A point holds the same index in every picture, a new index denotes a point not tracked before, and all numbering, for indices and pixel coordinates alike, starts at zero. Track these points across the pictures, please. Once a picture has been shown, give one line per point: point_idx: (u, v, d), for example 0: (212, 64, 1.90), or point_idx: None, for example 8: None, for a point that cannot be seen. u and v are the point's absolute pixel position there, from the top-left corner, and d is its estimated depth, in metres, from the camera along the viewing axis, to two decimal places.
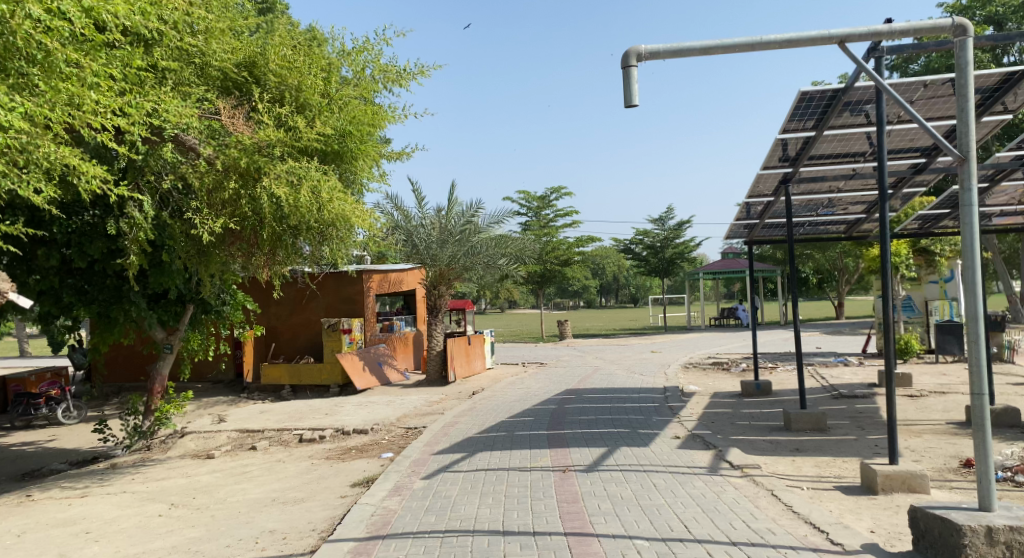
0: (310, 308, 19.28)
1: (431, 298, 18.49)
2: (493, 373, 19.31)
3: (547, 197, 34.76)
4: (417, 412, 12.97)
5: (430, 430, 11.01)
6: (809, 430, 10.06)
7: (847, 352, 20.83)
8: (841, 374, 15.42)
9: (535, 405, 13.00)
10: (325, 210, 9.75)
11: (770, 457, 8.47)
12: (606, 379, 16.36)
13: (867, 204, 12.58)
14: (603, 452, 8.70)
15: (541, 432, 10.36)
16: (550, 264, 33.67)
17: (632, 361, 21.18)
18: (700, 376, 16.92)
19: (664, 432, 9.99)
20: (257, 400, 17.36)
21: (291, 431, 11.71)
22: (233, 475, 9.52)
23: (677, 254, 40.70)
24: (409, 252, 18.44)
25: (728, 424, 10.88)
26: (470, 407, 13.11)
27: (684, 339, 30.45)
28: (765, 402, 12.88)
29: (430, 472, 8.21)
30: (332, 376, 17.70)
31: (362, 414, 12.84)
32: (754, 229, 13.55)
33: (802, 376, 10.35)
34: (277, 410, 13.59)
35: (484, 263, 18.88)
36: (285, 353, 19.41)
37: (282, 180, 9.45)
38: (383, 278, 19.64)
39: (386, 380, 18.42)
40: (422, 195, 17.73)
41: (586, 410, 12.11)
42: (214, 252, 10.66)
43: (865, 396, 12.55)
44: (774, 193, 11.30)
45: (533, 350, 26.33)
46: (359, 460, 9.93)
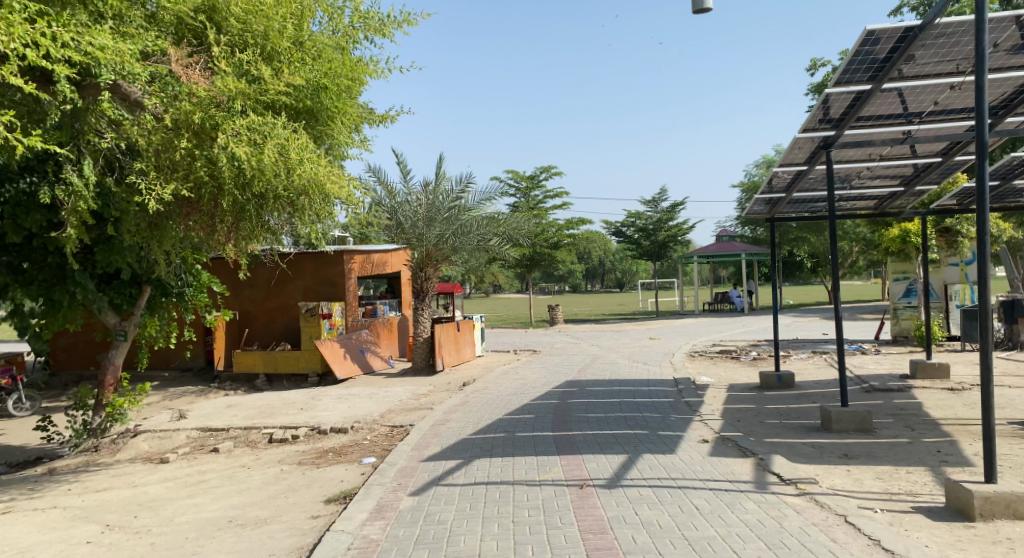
0: (287, 291, 17.81)
1: (417, 280, 17.08)
2: (485, 361, 18.00)
3: (536, 177, 33.34)
4: (404, 407, 11.60)
5: (419, 430, 9.67)
6: (854, 431, 8.82)
7: (858, 340, 19.68)
8: (864, 363, 14.21)
9: (535, 398, 11.69)
10: (293, 175, 8.30)
11: (821, 467, 7.20)
12: (609, 369, 15.08)
13: (906, 176, 11.27)
14: (624, 461, 7.38)
15: (545, 434, 9.03)
16: (540, 247, 32.37)
17: (633, 348, 19.93)
18: (709, 367, 15.66)
19: (688, 435, 8.72)
20: (227, 391, 15.94)
21: (260, 429, 10.31)
22: (188, 485, 8.12)
23: (670, 238, 39.41)
24: (394, 231, 17.06)
25: (756, 424, 9.62)
26: (463, 401, 11.79)
27: (680, 325, 29.22)
28: (790, 396, 11.66)
29: (420, 487, 6.88)
30: (310, 364, 16.30)
31: (341, 409, 11.47)
32: (778, 205, 12.24)
33: (844, 371, 9.10)
34: (246, 404, 12.17)
35: (475, 243, 17.50)
36: (259, 339, 17.97)
37: (243, 140, 7.96)
38: (365, 259, 18.20)
39: (369, 369, 17.03)
40: (407, 168, 16.25)
41: (593, 406, 10.80)
42: (169, 224, 9.02)
43: (901, 390, 11.34)
44: (810, 162, 9.97)
45: (524, 337, 25.03)
46: (337, 465, 8.57)
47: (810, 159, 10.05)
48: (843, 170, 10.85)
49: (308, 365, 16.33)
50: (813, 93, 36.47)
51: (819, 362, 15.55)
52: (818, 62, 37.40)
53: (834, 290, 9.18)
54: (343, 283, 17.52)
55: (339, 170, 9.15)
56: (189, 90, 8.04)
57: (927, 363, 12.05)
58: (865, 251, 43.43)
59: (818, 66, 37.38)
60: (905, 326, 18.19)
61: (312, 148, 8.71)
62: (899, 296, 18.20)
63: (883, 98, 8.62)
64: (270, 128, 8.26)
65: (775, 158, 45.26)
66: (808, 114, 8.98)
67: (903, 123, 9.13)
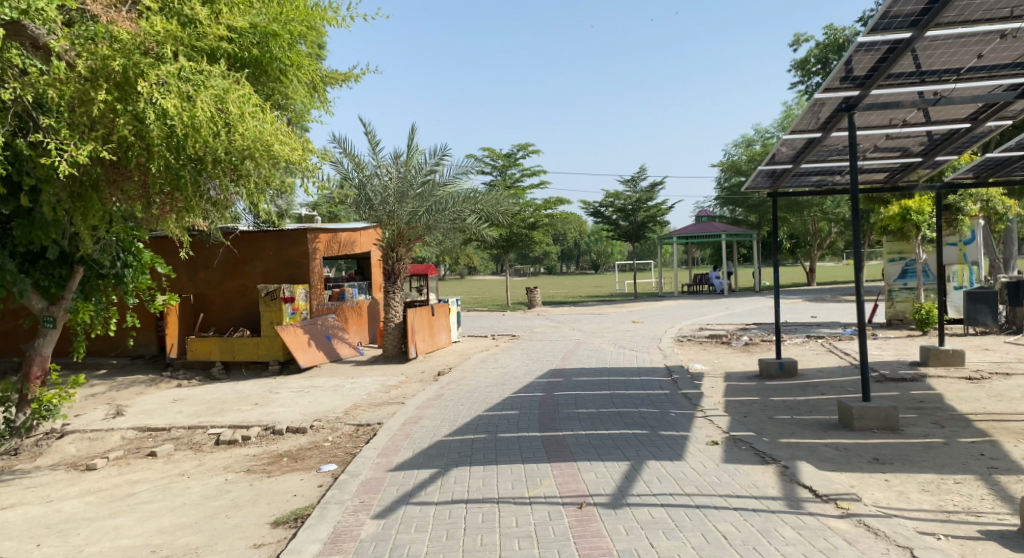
0: (246, 272, 16.49)
1: (388, 262, 15.89)
2: (461, 348, 16.89)
3: (513, 155, 32.07)
4: (372, 401, 10.44)
5: (387, 430, 8.51)
6: (878, 429, 7.84)
7: (850, 323, 18.83)
8: (867, 350, 13.31)
9: (516, 391, 10.60)
10: (235, 136, 7.06)
11: (856, 476, 6.18)
12: (595, 356, 14.02)
13: (926, 144, 10.30)
14: (627, 471, 6.30)
15: (531, 435, 7.93)
16: (517, 227, 31.18)
17: (616, 333, 18.93)
18: (700, 353, 14.69)
19: (695, 436, 7.67)
20: (181, 382, 14.64)
21: (206, 428, 9.06)
22: (113, 499, 6.87)
23: (649, 219, 38.35)
24: (363, 209, 15.78)
25: (766, 421, 8.61)
26: (438, 394, 10.65)
27: (661, 307, 28.31)
28: (794, 387, 10.70)
29: (387, 507, 5.74)
30: (271, 352, 15.05)
31: (300, 405, 10.26)
32: (783, 177, 11.20)
33: (866, 362, 8.12)
34: (194, 398, 10.88)
35: (450, 221, 16.30)
36: (217, 323, 16.69)
37: (173, 92, 6.68)
38: (331, 238, 16.89)
39: (336, 357, 15.84)
40: (376, 139, 14.94)
41: (583, 401, 9.73)
42: (94, 193, 7.66)
43: (916, 379, 10.40)
44: (828, 126, 8.92)
45: (500, 321, 23.89)
46: (291, 475, 7.39)
47: (827, 123, 9.01)
48: (858, 137, 9.83)
49: (269, 353, 15.08)
50: (797, 70, 35.60)
51: (816, 348, 14.62)
52: (802, 38, 36.56)
53: (855, 270, 8.15)
54: (307, 264, 16.22)
55: (289, 129, 7.97)
56: (107, 30, 6.77)
57: (940, 350, 11.13)
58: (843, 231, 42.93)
59: (801, 41, 36.56)
60: (900, 309, 17.50)
61: (257, 102, 7.49)
62: (894, 278, 17.46)
63: (923, 50, 7.57)
64: (206, 77, 7.00)
65: (754, 138, 44.47)
66: (832, 71, 7.90)
67: (937, 81, 8.08)
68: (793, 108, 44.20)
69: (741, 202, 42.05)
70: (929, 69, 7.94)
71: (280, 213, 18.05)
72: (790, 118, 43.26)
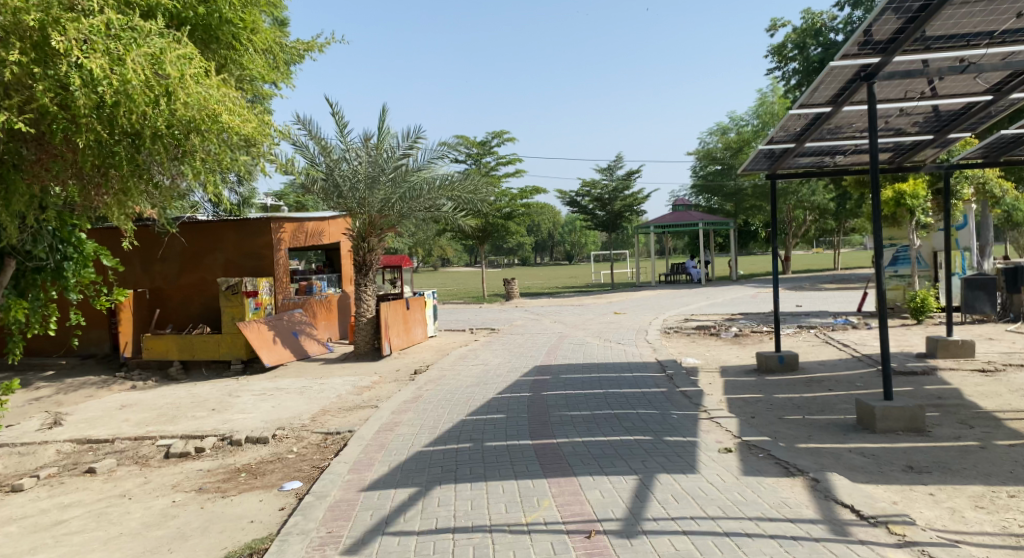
0: (205, 265, 15.41)
1: (359, 252, 14.92)
2: (437, 343, 15.98)
3: (487, 142, 31.11)
4: (342, 405, 9.51)
5: (359, 440, 7.61)
6: (903, 431, 7.10)
7: (839, 312, 18.26)
8: (866, 341, 12.64)
9: (501, 391, 9.75)
10: (175, 104, 6.11)
11: (897, 491, 5.42)
12: (581, 351, 13.19)
13: (940, 120, 9.66)
14: (637, 488, 5.48)
15: (521, 443, 7.09)
16: (492, 217, 30.26)
17: (599, 325, 18.14)
18: (690, 345, 13.94)
19: (705, 443, 6.88)
20: (135, 383, 13.56)
21: (154, 439, 8.07)
22: (37, 529, 5.89)
23: (626, 208, 37.58)
24: (331, 196, 14.78)
25: (777, 423, 7.85)
26: (415, 396, 9.75)
27: (640, 298, 27.55)
28: (798, 382, 9.98)
29: (360, 540, 4.86)
30: (233, 350, 14.06)
31: (262, 410, 9.31)
32: (783, 158, 10.47)
33: (887, 357, 7.39)
34: (144, 404, 9.85)
35: (424, 209, 15.37)
36: (174, 321, 15.62)
37: (97, 51, 5.71)
38: (298, 228, 15.88)
39: (304, 354, 14.87)
40: (344, 120, 13.98)
41: (574, 402, 8.91)
42: (15, 173, 6.62)
43: (927, 372, 9.72)
44: (843, 99, 8.19)
45: (477, 313, 22.98)
46: (249, 494, 6.46)
47: (842, 96, 8.27)
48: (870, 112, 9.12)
49: (231, 351, 14.09)
50: (774, 56, 35.03)
51: (811, 339, 13.93)
52: (778, 22, 36.01)
53: (875, 253, 7.41)
54: (271, 255, 15.16)
55: (239, 96, 7.04)
56: None
57: (949, 341, 10.48)
58: (819, 219, 42.68)
59: (777, 27, 36.10)
60: (891, 297, 16.82)
61: (200, 65, 6.54)
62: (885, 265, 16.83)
63: (954, 12, 6.89)
64: (137, 35, 6.04)
65: (729, 125, 43.97)
66: (856, 31, 7.19)
67: (968, 46, 7.41)
68: (767, 96, 43.82)
69: (718, 191, 41.50)
70: (972, 30, 7.30)
71: (241, 200, 17.00)
72: (765, 105, 42.81)
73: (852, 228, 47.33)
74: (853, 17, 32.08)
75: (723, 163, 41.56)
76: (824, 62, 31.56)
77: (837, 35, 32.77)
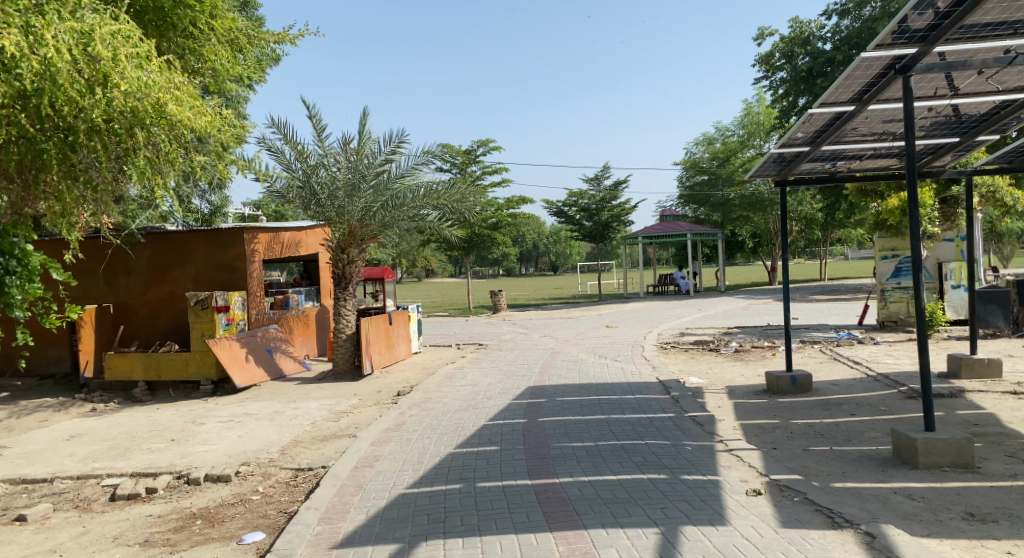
0: (173, 277, 14.43)
1: (339, 264, 14.02)
2: (420, 360, 15.05)
3: (473, 151, 30.28)
4: (317, 435, 8.57)
5: (333, 480, 6.69)
6: (949, 466, 6.28)
7: (839, 326, 17.53)
8: (879, 359, 11.86)
9: (492, 417, 8.87)
10: (112, 91, 5.37)
11: (968, 548, 4.60)
12: (575, 370, 12.31)
13: (967, 119, 8.95)
14: (663, 547, 4.63)
15: (520, 485, 6.21)
16: (477, 228, 29.36)
17: (591, 339, 17.27)
18: (691, 363, 13.12)
19: (731, 483, 6.03)
20: (94, 406, 12.54)
21: (100, 479, 7.10)
22: None
23: (613, 218, 36.79)
24: (309, 206, 13.88)
25: (803, 456, 7.02)
26: (397, 424, 8.83)
27: (630, 311, 26.73)
28: (815, 406, 9.17)
29: None
30: (202, 370, 13.04)
31: (227, 440, 8.36)
32: (794, 164, 9.74)
33: (928, 383, 6.59)
34: (96, 434, 8.86)
35: (408, 218, 14.48)
36: (140, 337, 14.63)
37: (11, 26, 4.89)
38: (273, 238, 14.90)
39: (279, 373, 13.89)
40: (321, 123, 13.08)
41: (575, 431, 8.03)
42: None
43: (955, 395, 8.93)
44: (872, 97, 7.41)
45: (463, 328, 22.08)
46: (203, 549, 5.53)
47: (870, 93, 7.50)
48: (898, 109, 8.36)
49: (199, 372, 13.09)
50: (761, 64, 34.53)
51: (818, 356, 13.15)
52: (765, 31, 35.60)
53: (914, 267, 6.63)
54: (244, 268, 14.17)
55: (184, 80, 6.34)
56: None
57: (974, 360, 9.71)
58: (807, 230, 42.21)
59: (764, 35, 35.71)
60: (894, 310, 16.15)
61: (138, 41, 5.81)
62: (888, 277, 16.14)
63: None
64: (62, 7, 5.27)
65: (715, 136, 43.49)
66: (892, 19, 6.53)
67: (1012, 32, 6.73)
68: (753, 105, 43.44)
69: (706, 201, 40.89)
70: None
71: (212, 208, 16.07)
72: (751, 115, 42.39)
73: (840, 239, 46.86)
74: (840, 25, 31.66)
75: (709, 173, 40.97)
76: (813, 71, 31.07)
77: (825, 43, 32.32)
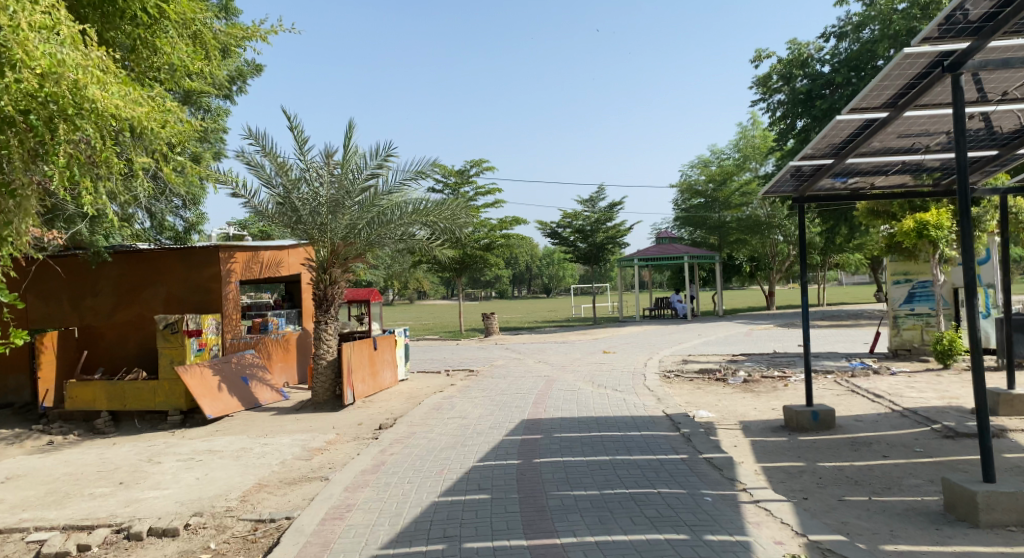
0: (143, 299, 13.52)
1: (320, 285, 13.11)
2: (407, 389, 14.08)
3: (465, 171, 29.50)
4: (286, 477, 7.61)
5: (297, 536, 5.75)
6: (1015, 526, 5.38)
7: (849, 354, 16.63)
8: (903, 391, 10.96)
9: (483, 457, 7.93)
10: (23, 72, 5.83)
11: None
12: (573, 401, 11.39)
13: (1010, 130, 8.15)
14: None
15: (516, 546, 5.29)
16: (468, 248, 28.45)
17: (588, 366, 16.33)
18: (697, 393, 12.21)
19: (764, 546, 5.13)
20: (51, 438, 11.56)
21: (27, 534, 6.15)
22: None
23: (608, 240, 35.97)
24: (288, 222, 12.99)
25: (839, 508, 6.10)
26: (376, 465, 7.88)
27: (628, 335, 25.79)
28: (842, 445, 8.26)
29: None
30: (171, 400, 12.09)
31: (182, 484, 7.40)
32: (814, 179, 8.88)
33: (986, 426, 5.70)
34: (37, 475, 7.90)
35: (396, 237, 13.58)
36: (106, 364, 13.71)
37: None
38: (252, 257, 13.99)
39: (254, 403, 12.90)
40: (303, 135, 12.22)
41: (577, 474, 7.11)
42: None
43: (998, 435, 8.03)
44: (911, 102, 6.63)
45: (454, 352, 21.12)
46: None
47: (908, 97, 6.72)
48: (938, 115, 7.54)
49: (168, 401, 12.12)
50: (758, 86, 33.94)
51: (833, 387, 12.26)
52: (763, 53, 35.17)
53: (968, 293, 5.75)
54: (219, 289, 13.17)
55: (105, 57, 6.74)
56: None
57: (1013, 397, 8.86)
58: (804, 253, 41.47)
59: (762, 58, 35.23)
60: (908, 338, 15.29)
61: (58, 22, 6.31)
62: (900, 302, 15.30)
63: None
64: None
65: (711, 158, 42.81)
66: (942, 9, 5.84)
67: None
68: (749, 128, 42.88)
69: (702, 224, 40.17)
70: None
71: (187, 226, 15.16)
72: (746, 138, 41.80)
73: (838, 264, 46.13)
74: (838, 48, 31.18)
75: (706, 196, 40.20)
76: (812, 93, 30.51)
77: (823, 66, 31.80)
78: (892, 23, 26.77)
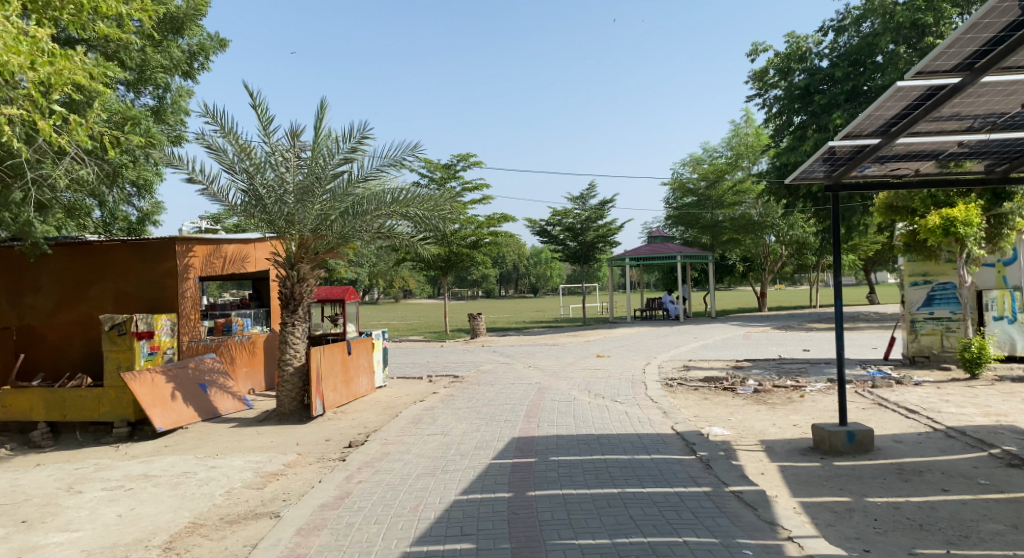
0: (90, 297, 12.15)
1: (286, 284, 11.74)
2: (384, 397, 12.75)
3: (451, 166, 28.19)
4: (228, 513, 6.30)
5: None
6: None
7: (863, 361, 15.44)
8: (940, 407, 9.75)
9: (466, 489, 6.63)
10: None
11: None
12: (569, 414, 10.12)
13: None
14: None
15: None
16: (453, 246, 27.07)
17: (582, 373, 15.06)
18: (707, 406, 10.98)
19: None
20: None
21: None
22: None
23: (599, 238, 34.69)
24: (253, 212, 11.65)
25: None
26: (338, 497, 6.57)
27: (621, 338, 24.48)
28: (889, 473, 7.03)
29: None
30: (117, 411, 10.69)
31: (100, 522, 6.09)
32: (852, 163, 7.52)
33: None
34: None
35: (373, 230, 12.24)
36: (49, 368, 12.36)
37: None
38: (214, 251, 12.60)
39: (213, 413, 11.51)
40: (267, 113, 10.87)
41: (584, 514, 5.83)
42: None
43: None
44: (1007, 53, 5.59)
45: (439, 356, 19.78)
46: None
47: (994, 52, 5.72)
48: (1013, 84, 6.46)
49: (113, 412, 10.73)
50: (755, 81, 32.77)
51: (856, 399, 11.05)
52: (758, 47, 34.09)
53: None
54: (175, 285, 11.77)
55: None
56: None
57: None
58: (799, 254, 40.31)
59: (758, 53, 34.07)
60: (926, 344, 14.20)
61: None
62: (918, 306, 14.17)
63: None
64: None
65: (704, 156, 41.69)
66: None
67: None
68: (743, 125, 41.79)
69: (695, 223, 38.97)
70: None
71: (141, 216, 13.76)
72: (739, 135, 40.69)
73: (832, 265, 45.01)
74: (837, 43, 30.08)
75: (698, 194, 39.10)
76: (810, 88, 29.35)
77: (821, 61, 30.60)
78: (894, 15, 25.50)
